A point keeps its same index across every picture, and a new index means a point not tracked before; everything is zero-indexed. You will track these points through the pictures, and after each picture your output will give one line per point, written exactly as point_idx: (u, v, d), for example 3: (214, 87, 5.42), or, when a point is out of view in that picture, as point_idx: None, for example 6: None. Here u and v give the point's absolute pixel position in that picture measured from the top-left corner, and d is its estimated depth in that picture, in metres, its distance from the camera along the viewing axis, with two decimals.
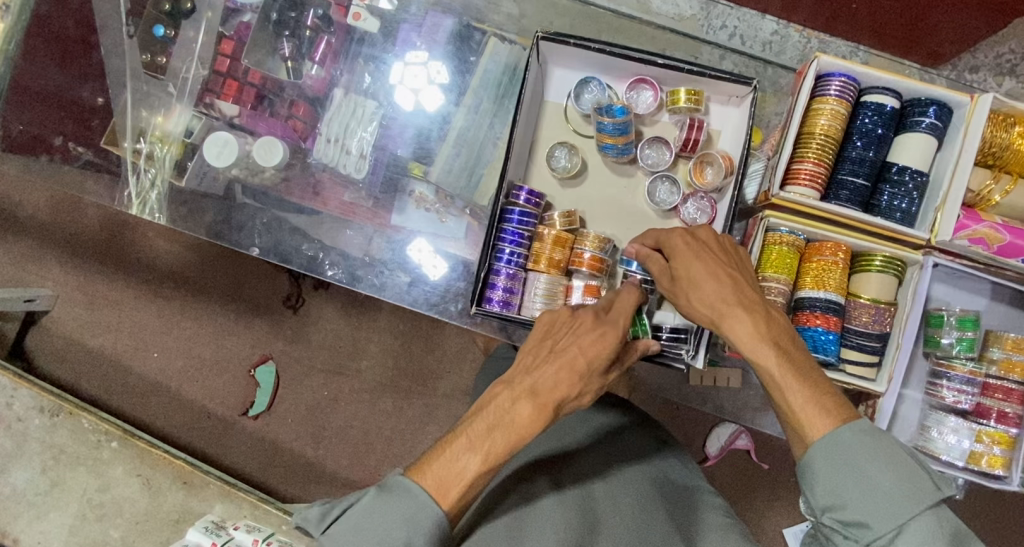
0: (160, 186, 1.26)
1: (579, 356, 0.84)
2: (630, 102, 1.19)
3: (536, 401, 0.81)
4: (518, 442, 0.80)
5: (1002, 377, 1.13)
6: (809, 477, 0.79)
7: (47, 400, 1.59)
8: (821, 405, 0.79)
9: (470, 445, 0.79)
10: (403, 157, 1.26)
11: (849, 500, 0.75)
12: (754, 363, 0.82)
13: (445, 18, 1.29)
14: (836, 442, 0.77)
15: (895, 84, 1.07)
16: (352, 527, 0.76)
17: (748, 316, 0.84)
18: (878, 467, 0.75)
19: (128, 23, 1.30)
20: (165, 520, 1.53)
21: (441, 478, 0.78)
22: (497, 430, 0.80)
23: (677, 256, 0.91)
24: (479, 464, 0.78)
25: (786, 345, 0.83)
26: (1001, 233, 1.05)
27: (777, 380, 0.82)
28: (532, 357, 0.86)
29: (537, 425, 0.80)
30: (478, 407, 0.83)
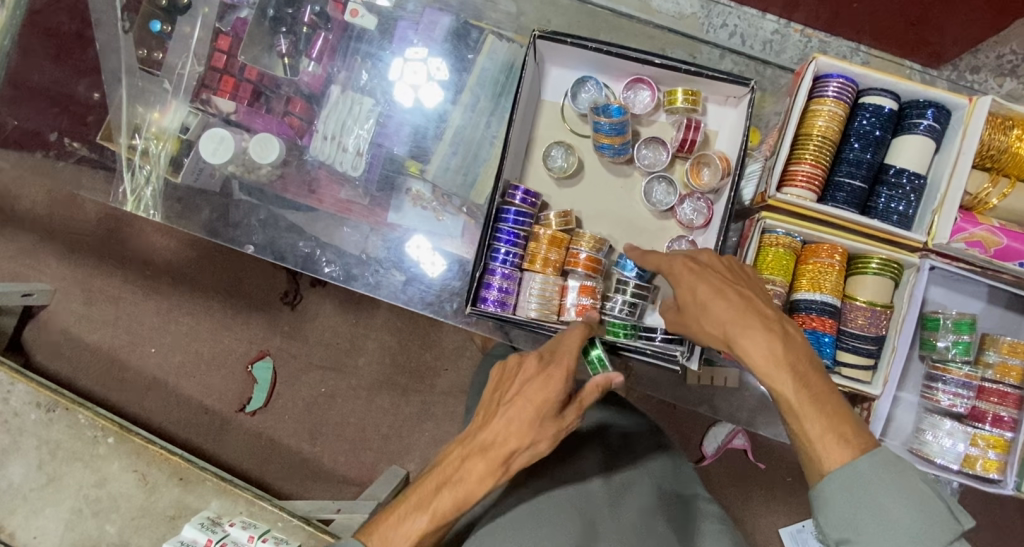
0: (156, 182, 1.26)
1: (524, 408, 0.86)
2: (627, 101, 1.19)
3: (486, 458, 0.86)
4: (466, 498, 0.86)
5: (998, 381, 1.12)
6: (822, 508, 0.81)
7: (45, 395, 1.59)
8: (840, 433, 0.80)
9: (419, 505, 0.87)
10: (400, 155, 1.26)
11: (861, 535, 0.77)
12: (771, 389, 0.82)
13: (442, 16, 1.29)
14: (854, 476, 0.78)
15: (894, 86, 1.07)
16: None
17: (764, 336, 0.84)
18: (893, 503, 0.76)
19: (123, 19, 1.29)
20: (161, 516, 1.53)
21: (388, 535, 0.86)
22: (445, 488, 0.86)
23: (681, 281, 0.91)
24: (427, 522, 0.86)
25: (802, 367, 0.83)
26: (999, 235, 1.04)
27: (795, 406, 0.82)
28: (488, 410, 0.90)
29: (487, 481, 0.85)
30: (439, 461, 0.90)
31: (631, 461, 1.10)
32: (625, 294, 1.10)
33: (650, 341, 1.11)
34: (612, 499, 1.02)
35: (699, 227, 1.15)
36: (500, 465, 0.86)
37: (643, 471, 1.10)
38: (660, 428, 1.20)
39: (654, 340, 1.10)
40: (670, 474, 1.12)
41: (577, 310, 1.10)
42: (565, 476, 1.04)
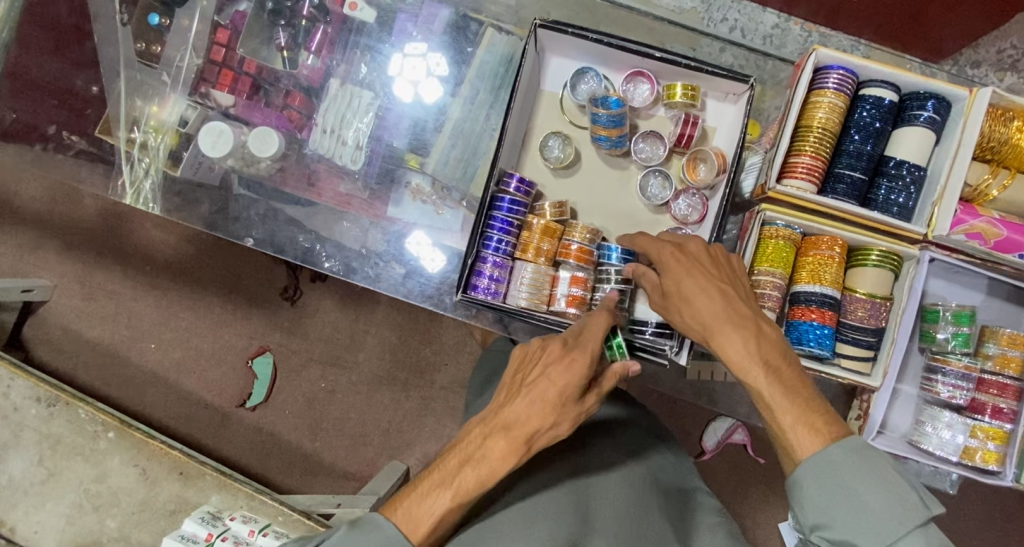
0: (155, 175, 1.26)
1: (549, 388, 0.87)
2: (626, 94, 1.18)
3: (509, 436, 0.86)
4: (489, 476, 0.85)
5: (998, 372, 1.12)
6: (798, 498, 0.80)
7: (44, 390, 1.59)
8: (811, 425, 0.80)
9: (442, 483, 0.84)
10: (399, 149, 1.26)
11: (837, 521, 0.77)
12: (746, 383, 0.83)
13: (441, 8, 1.28)
14: (826, 461, 0.78)
15: (894, 77, 1.07)
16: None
17: (739, 332, 0.85)
18: (868, 488, 0.76)
19: (122, 11, 1.29)
20: (162, 510, 1.54)
21: (410, 512, 0.83)
22: (467, 465, 0.85)
23: (668, 272, 0.92)
24: (450, 499, 0.83)
25: (778, 362, 0.84)
26: (999, 227, 1.04)
27: (769, 401, 0.83)
28: (511, 389, 0.90)
29: (510, 460, 0.85)
30: (461, 440, 0.88)
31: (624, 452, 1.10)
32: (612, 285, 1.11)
33: (640, 335, 1.11)
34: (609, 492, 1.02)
35: (693, 222, 1.14)
36: (523, 444, 0.86)
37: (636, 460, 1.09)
38: (659, 422, 1.20)
39: (644, 333, 1.11)
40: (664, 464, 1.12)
41: (566, 300, 1.10)
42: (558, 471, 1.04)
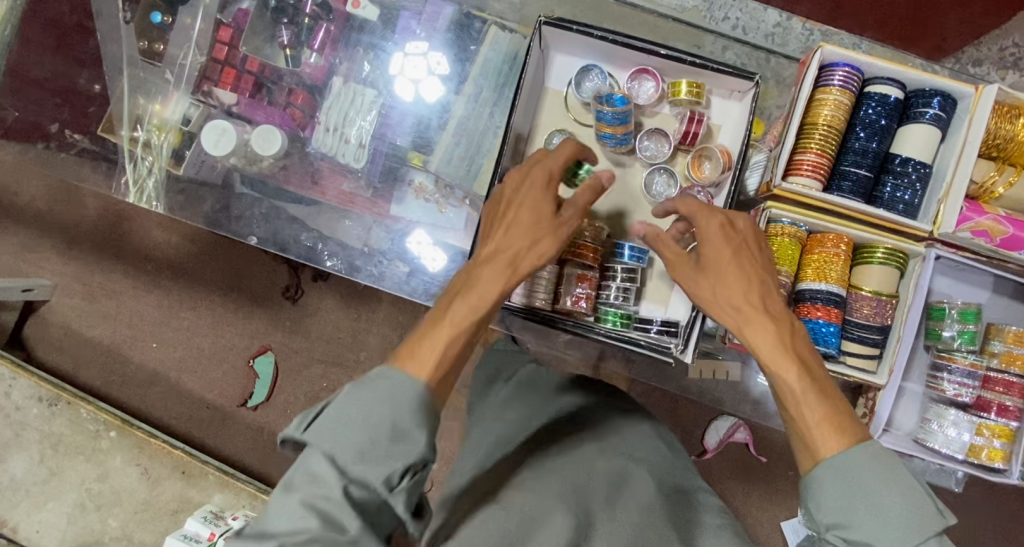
0: (158, 173, 1.25)
1: (524, 211, 0.85)
2: (631, 92, 1.17)
3: (494, 263, 0.82)
4: (482, 305, 0.78)
5: (1003, 370, 1.11)
6: (813, 496, 0.74)
7: (46, 390, 1.69)
8: (838, 424, 0.76)
9: (437, 319, 0.77)
10: (402, 147, 1.25)
11: (857, 522, 0.71)
12: (772, 371, 0.79)
13: (445, 6, 1.27)
14: (847, 461, 0.73)
15: (900, 74, 1.06)
16: (331, 416, 0.68)
17: (772, 323, 0.82)
18: (888, 490, 0.71)
19: (124, 9, 1.28)
20: (164, 510, 1.65)
21: (413, 353, 0.73)
22: (461, 298, 0.79)
23: (710, 244, 0.88)
24: (450, 330, 0.75)
25: (808, 360, 0.80)
26: (1005, 224, 1.03)
27: (796, 393, 0.78)
28: (495, 224, 0.86)
29: (500, 281, 0.80)
30: (465, 282, 0.81)
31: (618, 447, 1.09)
32: (618, 282, 1.11)
33: (646, 332, 1.12)
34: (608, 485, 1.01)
35: None
36: (509, 271, 0.82)
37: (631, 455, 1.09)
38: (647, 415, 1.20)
39: (649, 331, 1.12)
40: (659, 460, 1.11)
41: (574, 299, 1.09)
42: (554, 462, 1.02)
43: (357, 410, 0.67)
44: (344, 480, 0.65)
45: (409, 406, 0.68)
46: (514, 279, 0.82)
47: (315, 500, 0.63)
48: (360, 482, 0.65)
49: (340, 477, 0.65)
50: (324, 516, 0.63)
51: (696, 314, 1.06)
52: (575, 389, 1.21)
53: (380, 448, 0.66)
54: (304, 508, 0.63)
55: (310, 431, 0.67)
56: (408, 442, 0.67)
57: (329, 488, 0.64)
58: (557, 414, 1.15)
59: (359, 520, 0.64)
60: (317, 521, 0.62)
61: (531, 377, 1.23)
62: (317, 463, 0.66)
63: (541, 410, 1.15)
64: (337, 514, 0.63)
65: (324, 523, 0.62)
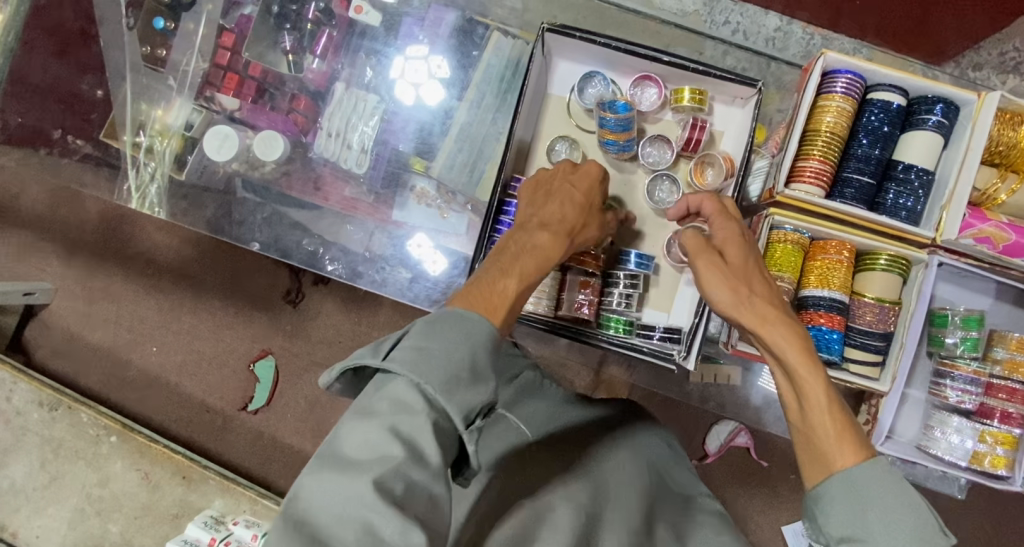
0: (160, 180, 1.26)
1: (575, 191, 0.95)
2: (634, 98, 1.18)
3: (552, 232, 0.88)
4: (545, 263, 0.85)
5: (1006, 377, 1.11)
6: (823, 510, 0.73)
7: (47, 394, 1.70)
8: (858, 433, 0.76)
9: (504, 271, 0.80)
10: (405, 152, 1.26)
11: (867, 534, 0.69)
12: (800, 371, 0.79)
13: (447, 12, 1.28)
14: (859, 475, 0.72)
15: (902, 81, 1.06)
16: (412, 346, 0.66)
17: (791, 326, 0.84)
18: (898, 504, 0.70)
19: (127, 15, 1.28)
20: (165, 514, 1.64)
21: (482, 299, 0.75)
22: (525, 256, 0.84)
23: (733, 246, 0.90)
24: (517, 284, 0.79)
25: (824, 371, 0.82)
26: (1007, 232, 1.04)
27: (821, 397, 0.78)
28: (545, 199, 0.94)
29: (559, 247, 0.87)
30: (524, 244, 0.85)
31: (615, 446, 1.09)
32: (621, 288, 1.11)
33: (648, 339, 1.11)
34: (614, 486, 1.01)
35: None
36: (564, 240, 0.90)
37: (630, 456, 1.07)
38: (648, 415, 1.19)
39: (652, 337, 1.11)
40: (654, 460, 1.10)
41: (575, 305, 1.09)
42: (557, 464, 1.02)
43: (439, 345, 0.67)
44: (430, 410, 0.64)
45: (485, 345, 0.69)
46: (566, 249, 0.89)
47: (401, 428, 0.63)
48: (442, 414, 0.65)
49: (425, 405, 0.64)
50: (409, 445, 0.62)
51: (699, 321, 1.06)
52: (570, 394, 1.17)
53: (462, 382, 0.65)
54: (392, 436, 0.62)
55: (392, 357, 0.66)
56: (484, 381, 0.67)
57: (416, 417, 0.63)
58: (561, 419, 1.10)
59: (441, 452, 0.63)
60: (404, 449, 0.61)
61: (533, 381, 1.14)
62: (401, 391, 0.64)
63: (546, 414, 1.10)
64: (422, 444, 0.62)
65: (409, 452, 0.62)
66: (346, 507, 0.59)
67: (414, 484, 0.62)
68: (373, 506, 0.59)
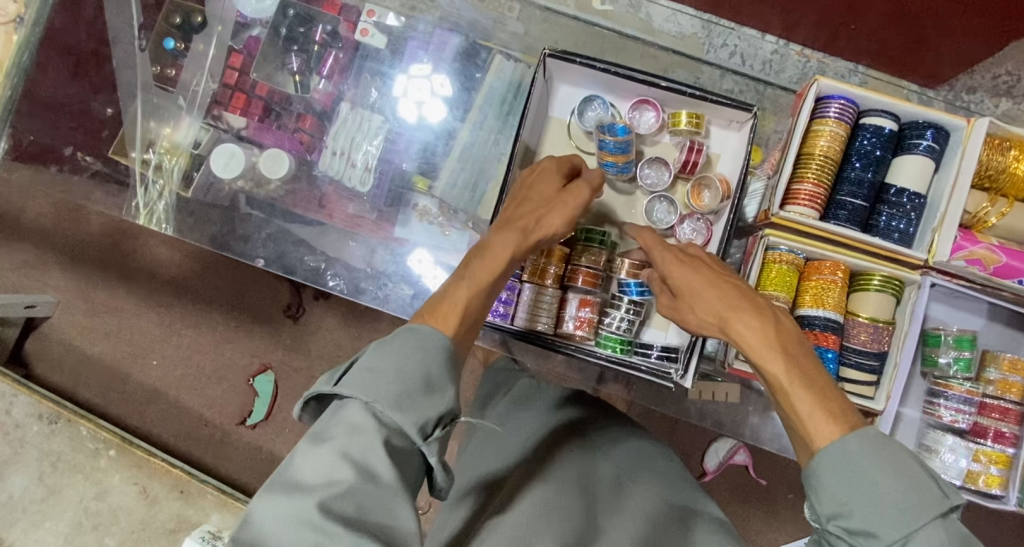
0: (168, 196, 1.27)
1: (536, 192, 0.97)
2: (632, 121, 1.21)
3: (508, 231, 0.91)
4: (499, 266, 0.88)
5: (999, 397, 1.13)
6: (813, 486, 0.75)
7: (46, 408, 1.75)
8: (828, 410, 0.76)
9: (457, 280, 0.86)
10: (408, 171, 1.28)
11: (857, 509, 0.71)
12: (758, 367, 0.81)
13: (452, 36, 1.31)
14: (843, 451, 0.73)
15: (894, 107, 1.09)
16: (363, 369, 0.74)
17: (756, 318, 0.83)
18: (885, 474, 0.71)
19: (140, 37, 1.31)
20: (162, 529, 1.69)
21: (436, 312, 0.82)
22: (479, 262, 0.88)
23: (671, 269, 0.92)
24: (469, 289, 0.85)
25: (793, 350, 0.81)
26: (998, 254, 1.06)
27: (785, 386, 0.79)
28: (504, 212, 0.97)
29: (512, 245, 0.90)
30: (486, 247, 0.90)
31: (602, 452, 1.10)
32: (622, 312, 1.11)
33: (646, 357, 1.13)
34: (604, 490, 1.04)
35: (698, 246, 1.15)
36: (521, 237, 0.91)
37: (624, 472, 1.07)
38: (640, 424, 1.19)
39: (649, 356, 1.13)
40: (638, 457, 1.11)
41: (575, 322, 1.11)
42: (549, 471, 1.04)
43: (387, 362, 0.74)
44: (381, 427, 0.71)
45: (437, 360, 0.76)
46: (521, 243, 0.91)
47: (352, 449, 0.69)
48: (397, 432, 0.72)
49: (378, 425, 0.71)
50: (360, 466, 0.68)
51: (696, 340, 1.07)
52: (560, 394, 1.20)
53: (413, 397, 0.72)
54: (342, 458, 0.68)
55: (345, 383, 0.73)
56: (436, 394, 0.74)
57: (367, 438, 0.69)
58: (543, 426, 1.13)
59: (395, 470, 0.70)
60: (353, 470, 0.68)
61: (526, 391, 1.21)
62: (354, 414, 0.71)
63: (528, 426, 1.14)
64: (373, 463, 0.69)
65: (360, 473, 0.68)
66: (296, 529, 0.64)
67: (367, 503, 0.68)
68: (321, 527, 0.64)
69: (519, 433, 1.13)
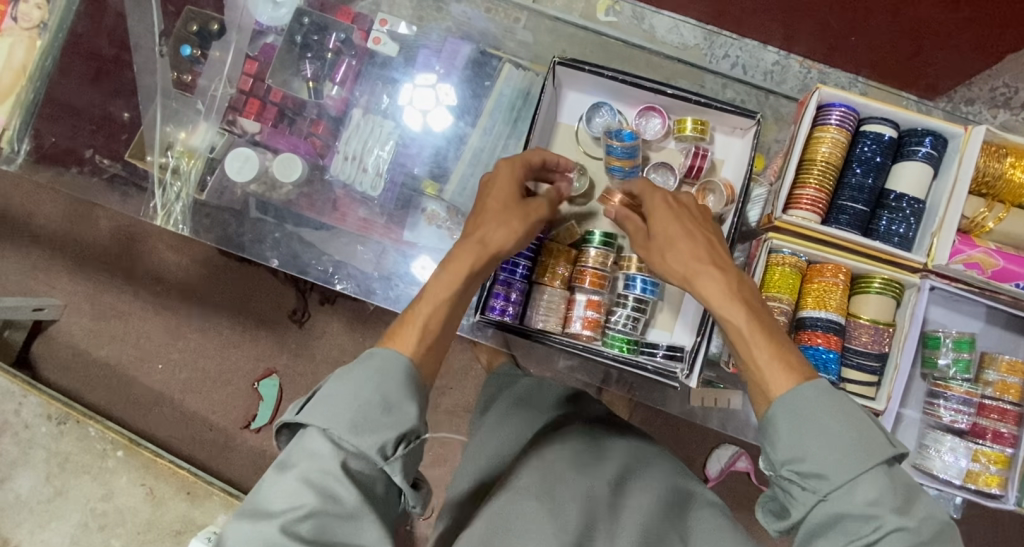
0: (185, 199, 1.30)
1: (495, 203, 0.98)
2: (639, 127, 1.24)
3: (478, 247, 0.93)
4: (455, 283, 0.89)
5: (998, 398, 1.14)
6: (769, 434, 0.80)
7: (55, 409, 1.77)
8: (786, 362, 0.82)
9: (419, 299, 0.89)
10: (419, 175, 1.31)
11: (807, 451, 0.76)
12: (721, 315, 0.86)
13: (463, 45, 1.35)
14: (797, 399, 0.79)
15: (894, 115, 1.12)
16: (323, 396, 0.77)
17: (719, 272, 0.88)
18: (833, 419, 0.77)
19: (160, 43, 1.35)
20: (168, 530, 1.71)
21: (396, 335, 0.85)
22: (443, 277, 0.90)
23: (656, 213, 0.96)
24: (429, 312, 0.86)
25: (754, 304, 0.87)
26: (995, 257, 1.09)
27: (744, 334, 0.84)
28: (477, 218, 0.98)
29: (474, 262, 0.91)
30: (449, 258, 0.93)
31: (602, 450, 1.11)
32: (627, 310, 1.14)
33: (652, 357, 1.15)
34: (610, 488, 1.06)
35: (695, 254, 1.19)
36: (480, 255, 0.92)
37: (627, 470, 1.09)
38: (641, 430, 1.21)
39: (655, 356, 1.15)
40: (641, 456, 1.13)
41: (580, 322, 1.13)
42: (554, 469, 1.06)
43: (345, 387, 0.77)
44: (340, 452, 0.74)
45: (395, 381, 0.79)
46: (481, 262, 0.92)
47: (312, 475, 0.72)
48: (356, 455, 0.75)
49: (336, 450, 0.74)
50: (321, 490, 0.72)
51: (700, 339, 1.11)
52: (561, 393, 1.24)
53: (371, 418, 0.75)
54: (302, 484, 0.72)
55: (306, 412, 0.76)
56: (395, 414, 0.77)
57: (327, 463, 0.73)
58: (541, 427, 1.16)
59: (357, 492, 0.73)
60: (313, 495, 0.71)
61: (528, 390, 1.24)
62: (314, 441, 0.75)
63: (529, 424, 1.18)
64: (334, 487, 0.72)
65: (321, 497, 0.71)
66: None
67: (330, 524, 0.72)
68: None
69: (519, 435, 1.17)
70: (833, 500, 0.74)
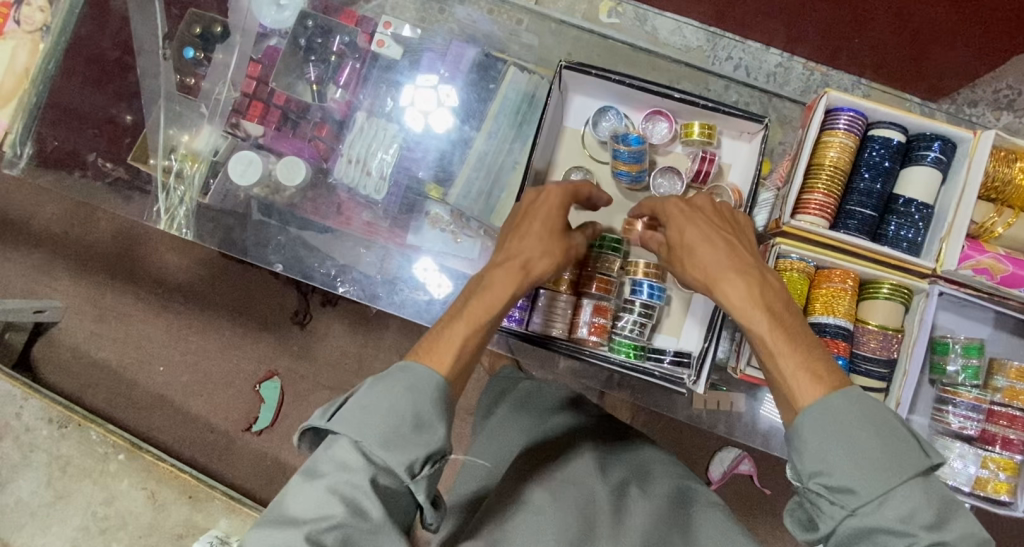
0: (189, 203, 1.30)
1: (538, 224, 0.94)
2: (646, 132, 1.23)
3: (516, 268, 0.90)
4: (494, 305, 0.87)
5: (1007, 404, 1.14)
6: (796, 445, 0.79)
7: (56, 412, 1.76)
8: (812, 371, 0.80)
9: (453, 318, 0.86)
10: (424, 180, 1.30)
11: (838, 464, 0.75)
12: (744, 324, 0.85)
13: (468, 48, 1.34)
14: (825, 410, 0.77)
15: (902, 119, 1.12)
16: (356, 405, 0.76)
17: (741, 277, 0.87)
18: (866, 433, 0.75)
19: (163, 46, 1.34)
20: (170, 533, 1.70)
21: (432, 350, 0.82)
22: (477, 299, 0.87)
23: (671, 220, 0.96)
24: (466, 329, 0.84)
25: (778, 310, 0.85)
26: (1005, 263, 1.08)
27: (767, 343, 0.84)
28: (508, 234, 0.96)
29: (512, 286, 0.89)
30: (483, 278, 0.90)
31: (607, 455, 1.11)
32: (634, 315, 1.13)
33: (660, 363, 1.15)
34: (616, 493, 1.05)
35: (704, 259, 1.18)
36: (518, 277, 0.90)
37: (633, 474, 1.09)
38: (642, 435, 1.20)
39: (662, 362, 1.15)
40: (646, 461, 1.12)
41: (588, 327, 1.13)
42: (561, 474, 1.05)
43: (378, 398, 0.76)
44: (370, 466, 0.74)
45: (428, 398, 0.77)
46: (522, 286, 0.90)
47: (341, 486, 0.72)
48: (386, 470, 0.75)
49: (367, 465, 0.74)
50: (349, 503, 0.72)
51: (710, 345, 1.11)
52: (561, 396, 1.23)
53: (402, 434, 0.75)
54: (331, 495, 0.72)
55: (337, 420, 0.76)
56: (428, 432, 0.76)
57: (357, 476, 0.73)
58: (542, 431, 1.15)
59: (383, 507, 0.73)
60: (342, 508, 0.71)
61: (525, 394, 1.23)
62: (344, 451, 0.75)
63: (530, 429, 1.16)
64: (363, 501, 0.72)
65: (349, 510, 0.71)
66: None
67: (354, 537, 0.72)
68: None
69: (518, 440, 1.15)
70: (862, 514, 0.73)
